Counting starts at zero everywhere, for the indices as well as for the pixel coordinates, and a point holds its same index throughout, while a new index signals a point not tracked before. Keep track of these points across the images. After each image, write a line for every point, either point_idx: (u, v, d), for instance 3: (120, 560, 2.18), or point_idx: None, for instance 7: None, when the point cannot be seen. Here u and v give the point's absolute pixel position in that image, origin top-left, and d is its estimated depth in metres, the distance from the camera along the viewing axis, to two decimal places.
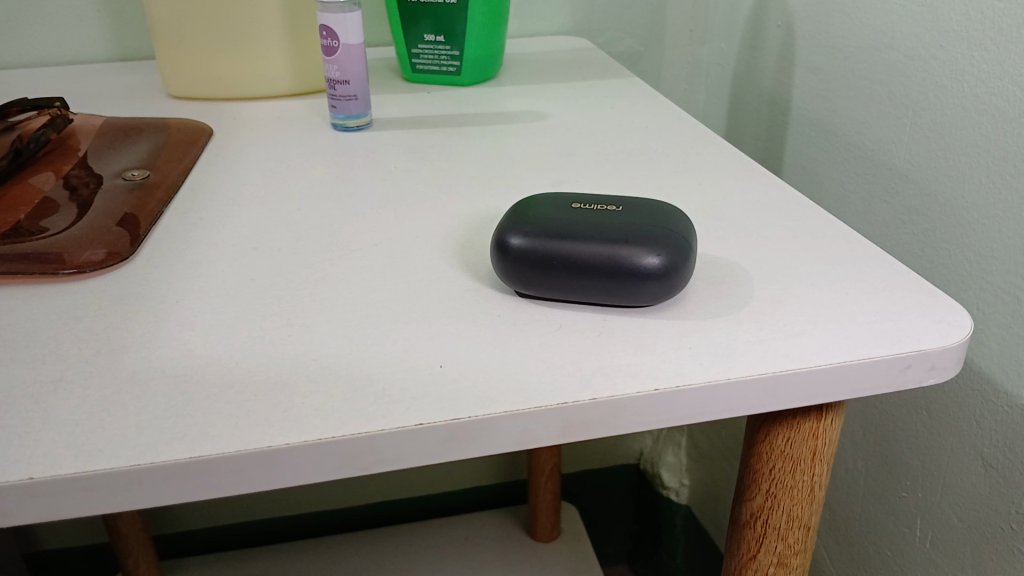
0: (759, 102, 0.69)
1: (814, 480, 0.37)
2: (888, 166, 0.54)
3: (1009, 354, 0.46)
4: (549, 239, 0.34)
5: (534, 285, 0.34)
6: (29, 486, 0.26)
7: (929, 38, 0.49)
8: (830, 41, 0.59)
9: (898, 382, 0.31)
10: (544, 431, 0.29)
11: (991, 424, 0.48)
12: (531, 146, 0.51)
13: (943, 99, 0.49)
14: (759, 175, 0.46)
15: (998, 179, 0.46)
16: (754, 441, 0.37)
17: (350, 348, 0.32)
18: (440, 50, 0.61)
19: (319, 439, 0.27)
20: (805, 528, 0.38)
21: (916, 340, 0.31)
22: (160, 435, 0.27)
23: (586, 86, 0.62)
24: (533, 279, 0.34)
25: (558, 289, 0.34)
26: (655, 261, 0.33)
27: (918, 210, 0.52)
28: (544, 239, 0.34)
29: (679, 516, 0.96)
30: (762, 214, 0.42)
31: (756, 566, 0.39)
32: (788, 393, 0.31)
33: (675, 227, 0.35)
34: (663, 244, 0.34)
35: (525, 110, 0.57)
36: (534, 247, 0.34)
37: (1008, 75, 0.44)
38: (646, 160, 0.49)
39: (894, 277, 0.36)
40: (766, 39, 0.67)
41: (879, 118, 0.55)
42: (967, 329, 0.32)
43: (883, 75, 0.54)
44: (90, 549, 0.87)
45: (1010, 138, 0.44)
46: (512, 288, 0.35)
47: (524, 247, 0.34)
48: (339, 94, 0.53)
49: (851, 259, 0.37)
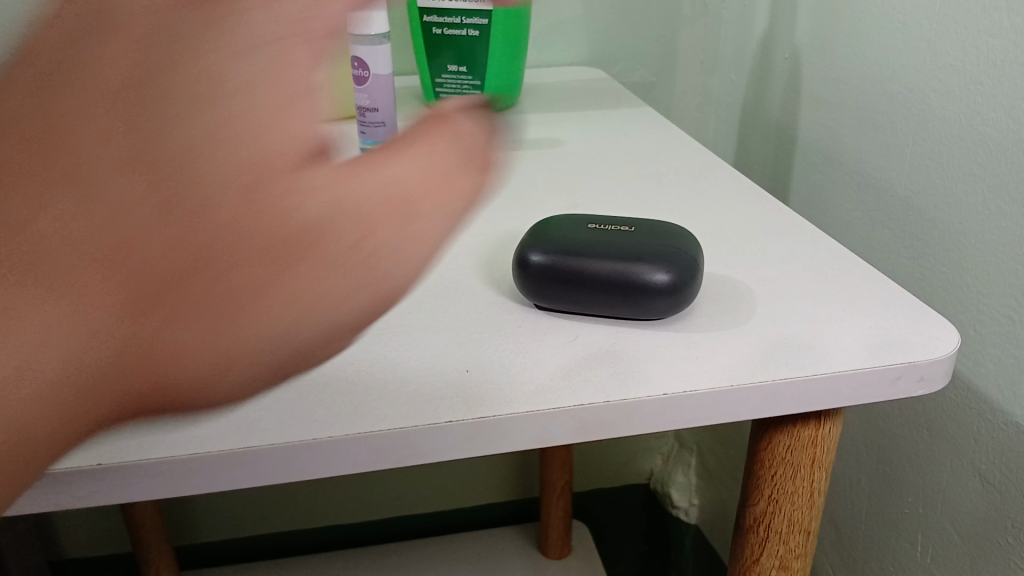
0: (767, 131, 0.72)
1: (814, 486, 0.39)
2: (890, 193, 0.57)
3: (1005, 373, 0.48)
4: (566, 256, 0.37)
5: (551, 299, 0.37)
6: (97, 471, 0.29)
7: (928, 72, 0.52)
8: (834, 74, 0.62)
9: (890, 391, 0.34)
10: (562, 430, 0.32)
11: (988, 440, 0.50)
12: (548, 171, 0.54)
13: (941, 129, 0.51)
14: (765, 201, 0.49)
15: (993, 206, 0.48)
16: (756, 448, 0.39)
17: (384, 354, 0.34)
18: (463, 79, 0.64)
19: (358, 432, 0.30)
20: (806, 532, 0.40)
21: (907, 352, 0.34)
22: (213, 427, 0.30)
23: (601, 114, 0.65)
24: (551, 293, 0.37)
25: (574, 303, 0.37)
26: (663, 277, 0.36)
27: (918, 236, 0.55)
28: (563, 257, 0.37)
29: (688, 536, 0.99)
30: (766, 236, 0.44)
31: (759, 569, 0.42)
32: (787, 399, 0.33)
33: (683, 247, 0.38)
34: (671, 263, 0.36)
35: (542, 137, 0.60)
36: (552, 264, 0.37)
37: (1001, 108, 0.46)
38: (657, 185, 0.51)
39: (887, 296, 0.38)
40: (774, 71, 0.70)
41: (882, 147, 0.57)
42: (954, 343, 0.34)
43: (884, 106, 0.56)
44: (114, 558, 0.90)
45: (1003, 168, 0.47)
46: (532, 302, 0.38)
47: (543, 264, 0.37)
48: (369, 121, 0.56)
49: (847, 278, 0.40)
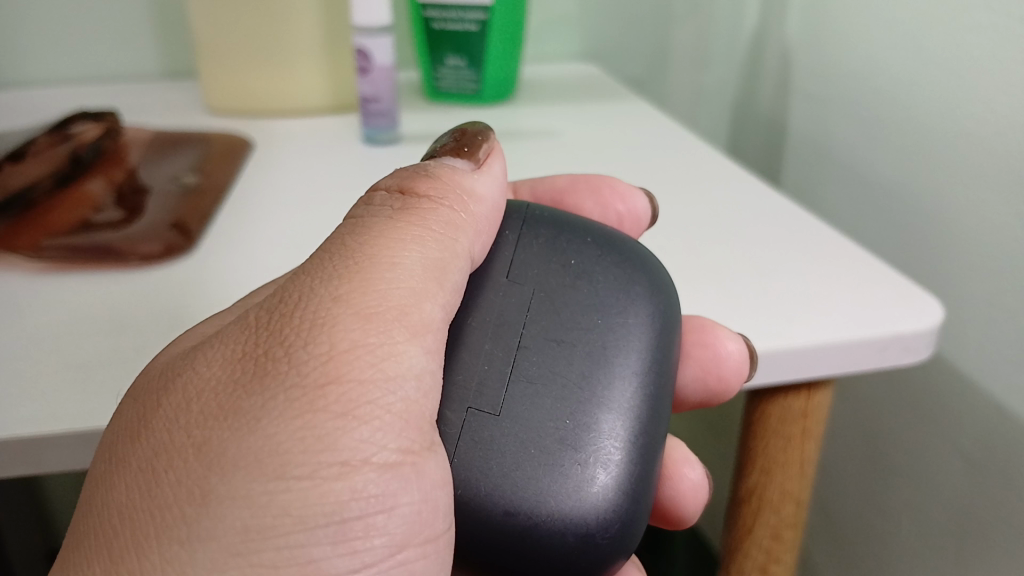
0: (759, 127, 0.75)
1: (804, 457, 0.41)
2: (876, 184, 0.59)
3: (986, 356, 0.50)
4: (635, 427, 0.28)
5: (640, 491, 0.27)
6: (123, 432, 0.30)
7: (913, 67, 0.54)
8: (823, 70, 0.64)
9: (879, 361, 0.36)
10: None
11: (969, 420, 0.52)
12: (546, 157, 0.56)
13: (925, 122, 0.53)
14: (757, 188, 0.51)
15: (973, 194, 0.50)
16: (750, 420, 0.41)
17: None
18: (462, 72, 0.66)
19: None
20: (797, 502, 0.42)
21: (894, 324, 0.36)
22: None
23: (595, 107, 0.66)
24: (640, 470, 0.27)
25: (634, 459, 0.27)
26: (607, 461, 0.27)
27: (903, 224, 0.56)
28: (615, 462, 0.27)
29: None
30: (758, 220, 0.46)
31: (752, 540, 0.43)
32: (780, 368, 0.35)
33: (602, 286, 0.30)
34: (599, 399, 0.28)
35: (539, 127, 0.62)
36: (621, 452, 0.27)
37: (981, 100, 0.48)
38: (653, 174, 0.53)
39: (870, 272, 0.40)
40: (765, 68, 0.72)
41: (870, 141, 0.59)
42: (937, 316, 0.37)
43: (872, 101, 0.58)
44: None
45: (985, 160, 0.48)
46: (628, 443, 0.27)
47: (622, 451, 0.27)
48: (373, 111, 0.58)
49: (834, 257, 0.42)
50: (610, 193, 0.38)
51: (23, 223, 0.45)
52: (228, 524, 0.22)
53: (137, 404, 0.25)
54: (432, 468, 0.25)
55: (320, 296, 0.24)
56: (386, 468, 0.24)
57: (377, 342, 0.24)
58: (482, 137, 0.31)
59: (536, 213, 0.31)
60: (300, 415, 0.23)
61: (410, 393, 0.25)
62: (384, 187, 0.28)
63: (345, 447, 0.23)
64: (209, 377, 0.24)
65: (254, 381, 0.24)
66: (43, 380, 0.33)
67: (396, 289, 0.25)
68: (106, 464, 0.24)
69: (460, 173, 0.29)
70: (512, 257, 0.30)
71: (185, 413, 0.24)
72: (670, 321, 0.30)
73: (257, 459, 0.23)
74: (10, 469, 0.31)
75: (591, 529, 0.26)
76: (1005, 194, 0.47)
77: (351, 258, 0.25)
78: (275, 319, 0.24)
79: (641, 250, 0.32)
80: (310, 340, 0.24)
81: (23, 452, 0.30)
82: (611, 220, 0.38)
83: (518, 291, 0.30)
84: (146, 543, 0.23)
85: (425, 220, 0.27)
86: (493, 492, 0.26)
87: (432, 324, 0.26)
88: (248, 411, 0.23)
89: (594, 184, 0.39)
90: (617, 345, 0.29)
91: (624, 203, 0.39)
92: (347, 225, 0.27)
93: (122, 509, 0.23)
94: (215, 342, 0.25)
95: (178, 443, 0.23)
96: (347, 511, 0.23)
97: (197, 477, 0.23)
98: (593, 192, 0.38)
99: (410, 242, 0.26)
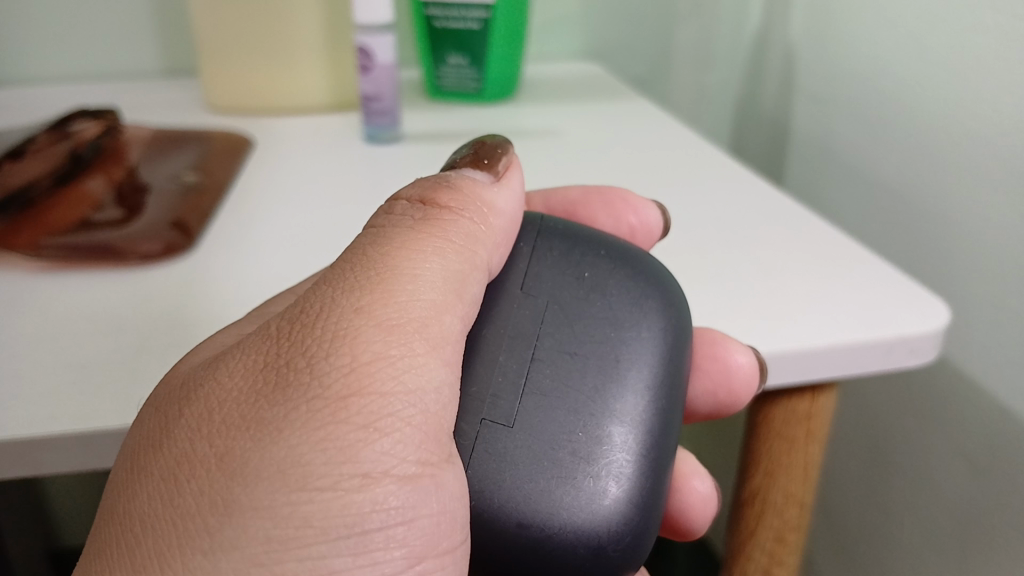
0: (762, 125, 0.75)
1: (808, 460, 0.41)
2: (881, 185, 0.58)
3: (991, 358, 0.50)
4: (646, 440, 0.27)
5: (650, 502, 0.27)
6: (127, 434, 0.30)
7: (917, 67, 0.53)
8: (827, 69, 0.64)
9: (885, 363, 0.36)
10: None
11: (973, 422, 0.52)
12: (549, 156, 0.56)
13: (929, 123, 0.53)
14: (763, 187, 0.51)
15: (979, 196, 0.49)
16: (754, 422, 0.41)
17: None
18: (464, 71, 0.65)
19: None
20: (801, 504, 0.42)
21: (901, 326, 0.36)
22: None
23: (598, 106, 0.66)
24: (650, 482, 0.27)
25: (644, 471, 0.27)
26: (618, 473, 0.27)
27: (908, 225, 0.56)
28: (626, 475, 0.27)
29: None
30: (765, 220, 0.46)
31: (756, 542, 0.43)
32: (784, 370, 0.35)
33: (615, 300, 0.30)
34: (611, 413, 0.28)
35: (542, 127, 0.62)
36: (632, 465, 0.27)
37: (986, 101, 0.48)
38: (657, 174, 0.53)
39: (877, 274, 0.40)
40: (768, 67, 0.72)
41: (875, 141, 0.59)
42: (944, 317, 0.37)
43: (876, 100, 0.58)
44: None
45: (990, 160, 0.48)
46: (640, 456, 0.27)
47: (633, 464, 0.27)
48: (374, 110, 0.57)
49: (841, 257, 0.42)
50: (622, 204, 0.38)
51: (23, 221, 0.45)
52: (251, 535, 0.22)
53: (158, 413, 0.25)
54: (452, 480, 0.25)
55: (342, 307, 0.24)
56: (405, 480, 0.24)
57: (398, 354, 0.24)
58: (502, 152, 0.31)
59: (550, 225, 0.31)
60: (322, 427, 0.23)
61: (429, 404, 0.24)
62: (406, 195, 0.28)
63: (366, 459, 0.23)
64: (230, 388, 0.24)
65: (275, 393, 0.23)
66: (48, 380, 0.32)
67: (416, 301, 0.25)
68: (127, 473, 0.24)
69: (480, 186, 0.29)
70: (527, 269, 0.30)
71: (207, 425, 0.24)
72: (682, 334, 0.30)
73: (280, 472, 0.22)
74: (15, 470, 0.30)
75: (601, 541, 0.26)
76: (1010, 195, 0.47)
77: (372, 269, 0.25)
78: (297, 330, 0.24)
79: (653, 263, 0.32)
80: (332, 353, 0.23)
81: (26, 452, 0.30)
82: (625, 232, 0.38)
83: (532, 303, 0.29)
84: (168, 553, 0.22)
85: (445, 230, 0.27)
86: (506, 504, 0.26)
87: (451, 336, 0.26)
88: (270, 423, 0.23)
89: (607, 197, 0.38)
90: (629, 359, 0.29)
91: (636, 215, 0.38)
92: (366, 235, 0.26)
93: (142, 519, 0.23)
94: (237, 352, 0.25)
95: (200, 455, 0.23)
96: (367, 523, 0.23)
97: (220, 489, 0.23)
98: (606, 205, 0.38)
99: (431, 253, 0.26)
